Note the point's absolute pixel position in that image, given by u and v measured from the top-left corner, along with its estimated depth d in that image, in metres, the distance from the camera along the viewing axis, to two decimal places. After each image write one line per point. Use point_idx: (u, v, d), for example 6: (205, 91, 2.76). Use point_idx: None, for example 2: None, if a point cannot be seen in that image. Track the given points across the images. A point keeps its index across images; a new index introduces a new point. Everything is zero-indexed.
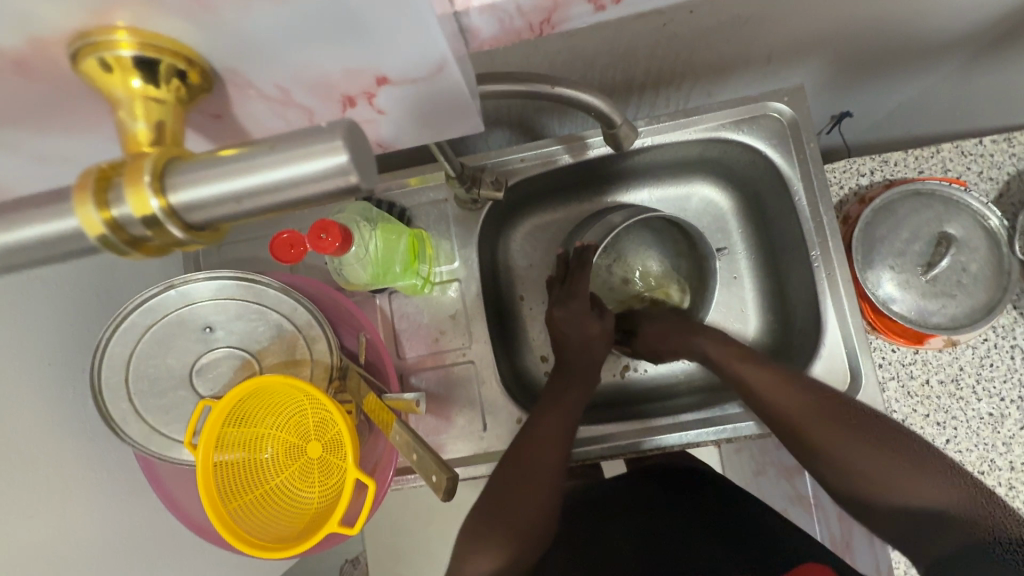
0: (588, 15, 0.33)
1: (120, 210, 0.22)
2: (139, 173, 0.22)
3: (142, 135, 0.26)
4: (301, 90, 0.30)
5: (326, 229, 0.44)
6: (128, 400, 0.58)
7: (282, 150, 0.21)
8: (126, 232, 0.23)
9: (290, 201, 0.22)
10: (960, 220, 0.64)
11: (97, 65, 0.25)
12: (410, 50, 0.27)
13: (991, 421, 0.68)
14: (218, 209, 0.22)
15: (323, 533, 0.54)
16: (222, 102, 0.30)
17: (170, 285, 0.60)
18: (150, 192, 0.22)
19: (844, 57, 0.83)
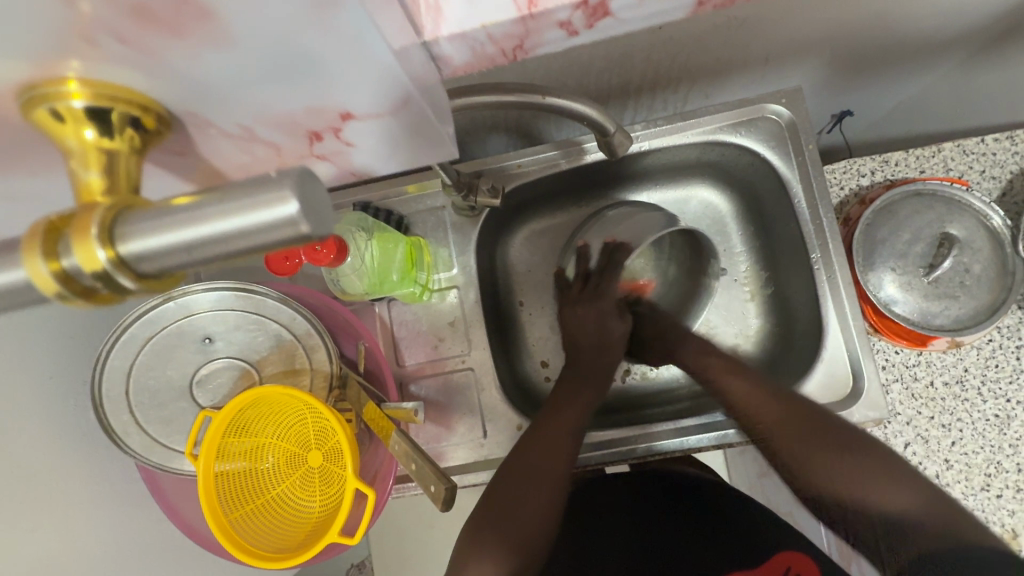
0: (559, 40, 0.34)
1: (69, 261, 0.21)
2: (87, 226, 0.21)
3: (95, 185, 0.24)
4: (264, 127, 0.29)
5: (322, 240, 0.44)
6: (128, 412, 0.58)
7: (228, 204, 0.20)
8: (78, 284, 0.22)
9: (239, 249, 0.21)
10: (962, 220, 0.63)
11: (48, 114, 0.24)
12: (368, 86, 0.26)
13: (997, 423, 0.67)
14: (166, 259, 0.21)
15: (323, 543, 0.54)
16: (185, 142, 0.29)
17: (169, 297, 0.60)
18: (98, 244, 0.21)
19: (842, 57, 0.82)
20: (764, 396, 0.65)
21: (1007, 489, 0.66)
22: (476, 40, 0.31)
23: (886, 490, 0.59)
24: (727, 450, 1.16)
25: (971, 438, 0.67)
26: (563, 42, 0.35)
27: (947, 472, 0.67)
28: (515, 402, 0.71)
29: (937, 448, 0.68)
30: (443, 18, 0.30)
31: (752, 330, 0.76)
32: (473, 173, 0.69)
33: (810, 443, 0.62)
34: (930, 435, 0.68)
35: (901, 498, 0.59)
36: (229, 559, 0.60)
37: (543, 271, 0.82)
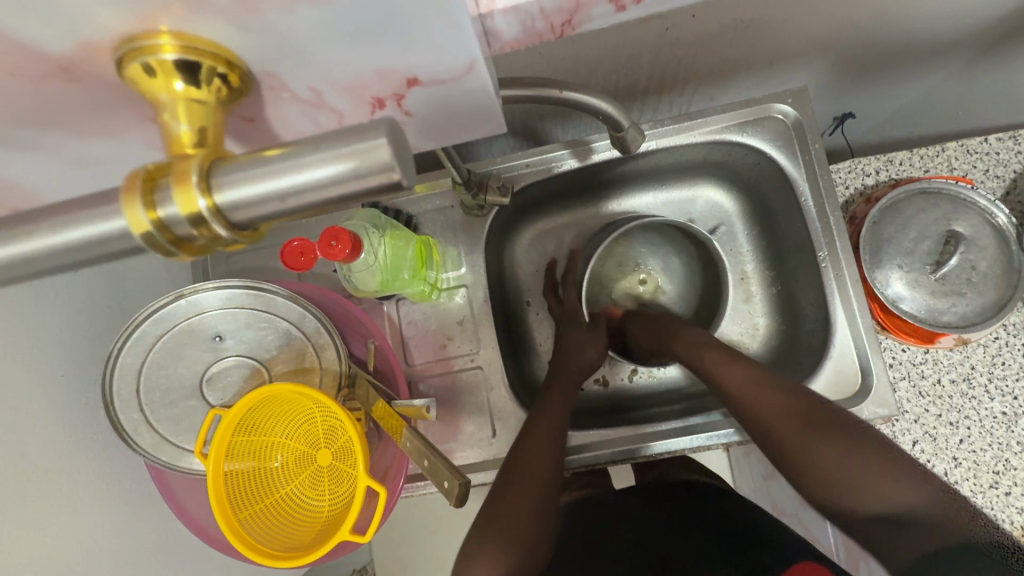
0: (608, 17, 0.34)
1: (166, 210, 0.23)
2: (186, 173, 0.23)
3: (186, 137, 0.27)
4: (332, 91, 0.30)
5: (337, 236, 0.45)
6: (139, 410, 0.58)
7: (325, 148, 0.22)
8: (171, 232, 0.23)
9: (326, 199, 0.23)
10: (967, 218, 0.64)
11: (142, 69, 0.26)
12: (443, 50, 0.27)
13: (1005, 420, 0.67)
14: (258, 207, 0.23)
15: (334, 541, 0.54)
16: (256, 106, 0.31)
17: (180, 294, 0.60)
18: (198, 192, 0.22)
19: (845, 58, 0.83)
20: (757, 383, 0.63)
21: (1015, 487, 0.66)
22: (528, 13, 0.31)
23: (876, 475, 0.52)
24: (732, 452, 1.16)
25: (979, 436, 0.67)
26: (610, 18, 0.34)
27: (956, 470, 0.68)
28: (523, 401, 0.71)
29: (946, 446, 0.68)
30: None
31: (757, 329, 0.77)
32: (482, 172, 0.69)
33: (791, 426, 0.58)
34: (938, 433, 0.68)
35: (893, 489, 0.51)
36: (237, 557, 0.60)
37: (550, 271, 0.82)
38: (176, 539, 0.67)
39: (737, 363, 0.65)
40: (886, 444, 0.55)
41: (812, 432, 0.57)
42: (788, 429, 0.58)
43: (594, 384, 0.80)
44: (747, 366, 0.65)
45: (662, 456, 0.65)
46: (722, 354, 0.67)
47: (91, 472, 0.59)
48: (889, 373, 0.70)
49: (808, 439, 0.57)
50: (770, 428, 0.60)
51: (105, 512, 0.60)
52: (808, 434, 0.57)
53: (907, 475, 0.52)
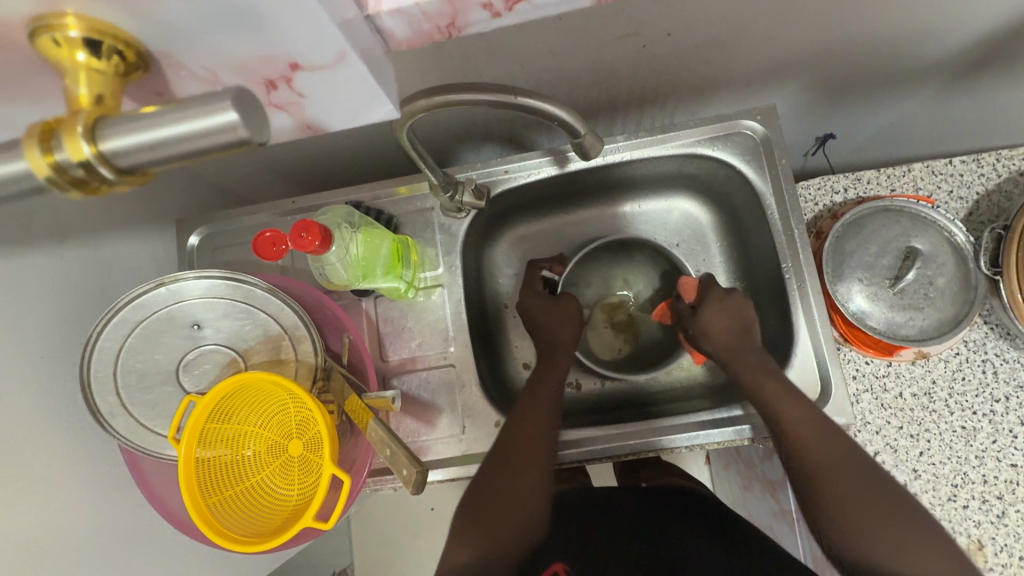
0: (488, 21, 0.38)
1: (61, 155, 0.27)
2: (74, 126, 0.27)
3: (83, 98, 0.29)
4: (228, 73, 0.33)
5: (307, 228, 0.47)
6: (115, 393, 0.60)
7: (183, 110, 0.26)
8: (69, 174, 0.28)
9: (190, 150, 0.27)
10: (926, 235, 0.66)
11: (49, 42, 0.28)
12: (312, 44, 0.30)
13: (964, 434, 0.69)
14: (139, 155, 0.28)
15: (298, 527, 0.56)
16: (161, 80, 0.34)
17: (161, 283, 0.62)
18: (84, 141, 0.27)
19: (820, 81, 0.87)
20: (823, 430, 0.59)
21: (973, 500, 0.68)
22: (412, 14, 0.35)
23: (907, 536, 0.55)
24: (713, 465, 1.17)
25: (938, 449, 0.69)
26: (490, 24, 0.38)
27: (915, 481, 0.69)
28: (495, 401, 0.72)
29: (906, 458, 0.69)
30: None
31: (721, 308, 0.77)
32: (461, 176, 0.71)
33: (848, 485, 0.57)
34: (899, 445, 0.70)
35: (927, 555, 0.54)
36: (201, 540, 0.61)
37: (528, 277, 0.84)
38: (148, 524, 0.69)
39: (798, 404, 0.60)
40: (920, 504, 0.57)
41: (861, 483, 0.57)
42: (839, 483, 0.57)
43: (567, 387, 0.81)
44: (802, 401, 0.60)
45: (626, 457, 0.65)
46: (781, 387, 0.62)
47: (66, 453, 0.60)
48: (852, 384, 0.71)
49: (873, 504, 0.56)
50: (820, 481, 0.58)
51: (80, 493, 0.61)
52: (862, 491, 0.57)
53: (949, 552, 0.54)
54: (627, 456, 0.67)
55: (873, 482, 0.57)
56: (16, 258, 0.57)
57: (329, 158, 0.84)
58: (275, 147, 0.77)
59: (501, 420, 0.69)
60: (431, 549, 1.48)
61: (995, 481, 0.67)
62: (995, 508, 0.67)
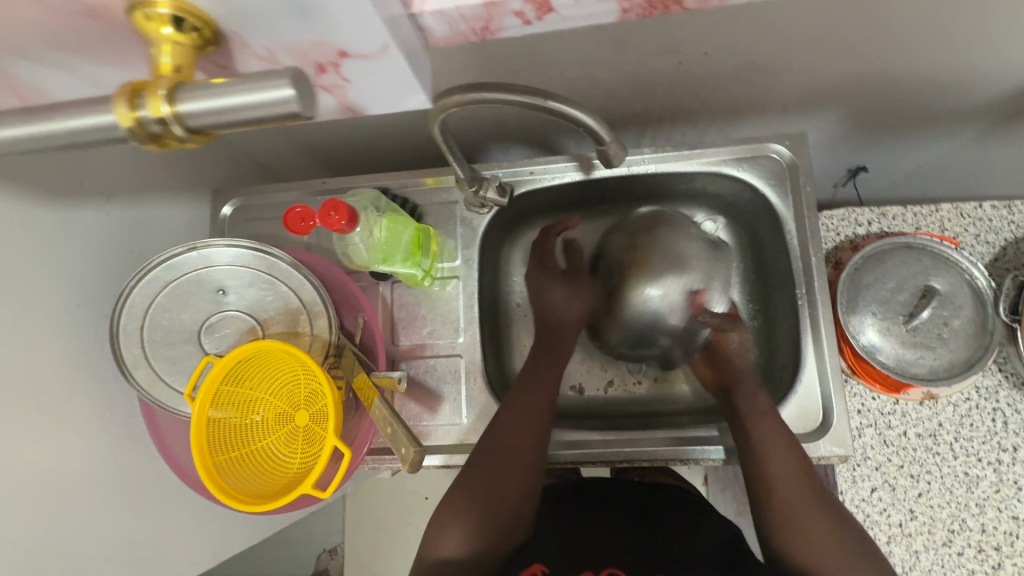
0: (520, 28, 0.39)
1: (142, 113, 0.30)
2: (157, 89, 0.30)
3: (166, 67, 0.32)
4: (285, 56, 0.35)
5: (336, 207, 0.49)
6: (139, 346, 0.63)
7: (246, 82, 0.28)
8: (147, 129, 0.31)
9: (244, 118, 0.30)
10: (946, 275, 0.65)
11: (142, 16, 0.31)
12: (359, 33, 0.32)
13: (966, 481, 0.68)
14: (206, 119, 0.30)
15: (297, 492, 0.58)
16: (228, 57, 0.36)
17: (194, 247, 0.65)
18: (164, 102, 0.30)
19: (855, 114, 0.86)
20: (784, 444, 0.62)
21: (968, 548, 0.67)
22: (451, 17, 0.37)
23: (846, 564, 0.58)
24: (709, 487, 1.16)
25: (938, 492, 0.68)
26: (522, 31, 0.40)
27: (910, 522, 0.68)
28: (498, 395, 0.74)
29: (903, 497, 0.69)
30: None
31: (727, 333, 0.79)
32: (488, 173, 0.73)
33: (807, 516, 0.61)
34: (898, 484, 0.69)
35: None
36: (205, 497, 0.63)
37: None
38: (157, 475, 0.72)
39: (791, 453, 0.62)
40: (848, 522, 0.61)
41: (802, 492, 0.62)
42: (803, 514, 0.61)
43: (569, 390, 0.82)
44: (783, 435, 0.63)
45: (618, 464, 0.65)
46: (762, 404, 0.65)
47: (89, 397, 0.63)
48: (855, 418, 0.71)
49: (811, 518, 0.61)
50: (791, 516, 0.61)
51: (99, 437, 0.64)
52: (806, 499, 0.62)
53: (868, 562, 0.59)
54: (621, 464, 0.67)
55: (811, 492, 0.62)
56: (64, 209, 0.61)
57: (363, 144, 0.87)
58: (312, 127, 0.80)
59: None
60: (421, 536, 1.50)
61: (993, 531, 0.67)
62: (991, 558, 0.66)
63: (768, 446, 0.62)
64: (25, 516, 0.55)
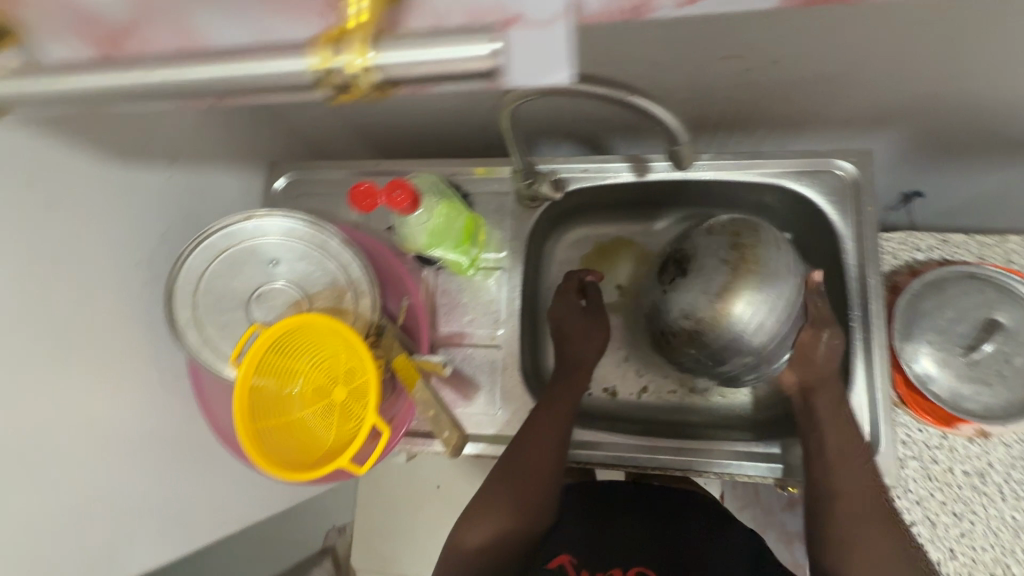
0: (672, 9, 0.33)
1: (339, 60, 0.29)
2: (359, 37, 0.29)
3: (350, 18, 0.30)
4: (457, 15, 0.32)
5: (400, 187, 0.49)
6: (192, 309, 0.64)
7: (433, 39, 0.28)
8: (337, 78, 0.30)
9: (445, 71, 0.29)
10: (1011, 309, 0.63)
11: None
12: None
13: (1012, 526, 0.66)
14: (403, 68, 0.29)
15: (334, 466, 0.59)
16: (401, 12, 0.33)
17: (250, 217, 0.66)
18: (365, 49, 0.29)
19: (921, 135, 0.84)
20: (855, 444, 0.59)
21: None
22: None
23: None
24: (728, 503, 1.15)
25: (982, 534, 0.66)
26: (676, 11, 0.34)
27: (949, 562, 0.66)
28: (532, 388, 0.74)
29: (944, 535, 0.67)
30: None
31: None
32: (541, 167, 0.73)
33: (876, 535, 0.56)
34: (939, 520, 0.67)
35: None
36: (243, 460, 0.65)
37: None
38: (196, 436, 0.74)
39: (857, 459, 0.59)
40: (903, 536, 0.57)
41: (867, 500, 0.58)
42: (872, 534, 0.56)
43: (602, 392, 0.81)
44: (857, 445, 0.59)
45: (651, 470, 0.67)
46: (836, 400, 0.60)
47: (142, 354, 0.65)
48: (899, 448, 0.69)
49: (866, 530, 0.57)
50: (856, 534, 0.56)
51: (148, 395, 0.66)
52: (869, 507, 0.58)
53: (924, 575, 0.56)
54: (652, 469, 0.68)
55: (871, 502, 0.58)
56: (130, 169, 0.62)
57: (416, 127, 0.88)
58: (369, 106, 0.81)
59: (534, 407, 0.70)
60: (430, 523, 1.51)
61: None
62: None
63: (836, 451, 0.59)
64: (76, 464, 0.57)
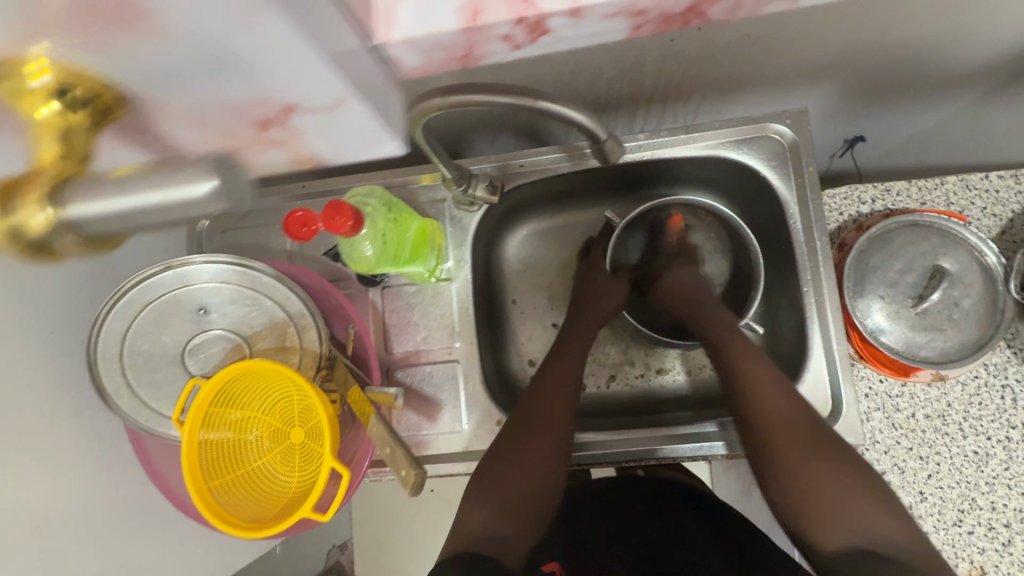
0: None
1: (13, 218, 0.29)
2: (32, 191, 0.29)
3: (49, 152, 0.31)
4: (173, 121, 0.36)
5: (340, 209, 0.46)
6: (122, 373, 0.60)
7: (164, 178, 0.28)
8: (26, 233, 0.30)
9: (144, 220, 0.30)
10: (955, 254, 0.63)
11: (14, 91, 0.30)
12: (313, 88, 0.35)
13: (976, 461, 0.68)
14: (104, 221, 0.30)
15: (294, 518, 0.56)
16: (143, 120, 0.35)
17: (168, 267, 0.61)
18: (42, 208, 0.29)
19: (855, 84, 0.83)
20: (776, 392, 0.61)
21: (979, 526, 0.67)
22: None
23: (867, 510, 0.55)
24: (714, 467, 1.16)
25: (948, 472, 0.68)
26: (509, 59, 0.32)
27: (921, 504, 0.68)
28: (499, 400, 0.72)
29: (913, 480, 0.69)
30: None
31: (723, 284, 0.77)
32: (475, 169, 0.70)
33: (808, 459, 0.58)
34: (907, 466, 0.69)
35: (887, 526, 0.54)
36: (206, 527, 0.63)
37: (537, 272, 0.83)
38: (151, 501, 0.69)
39: (780, 395, 0.61)
40: (848, 462, 0.57)
41: (803, 442, 0.58)
42: (826, 481, 0.57)
43: None
44: (783, 391, 0.62)
45: (626, 463, 0.66)
46: (749, 357, 0.65)
47: (75, 429, 0.60)
48: (864, 402, 0.70)
49: (809, 468, 0.57)
50: (806, 484, 0.57)
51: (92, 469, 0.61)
52: (808, 447, 0.58)
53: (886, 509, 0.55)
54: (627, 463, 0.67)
55: (812, 440, 0.58)
56: None
57: None
58: None
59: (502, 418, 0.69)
60: (428, 530, 1.50)
61: (1003, 508, 0.67)
62: (1000, 535, 0.67)
63: (768, 404, 0.61)
64: (16, 562, 0.52)
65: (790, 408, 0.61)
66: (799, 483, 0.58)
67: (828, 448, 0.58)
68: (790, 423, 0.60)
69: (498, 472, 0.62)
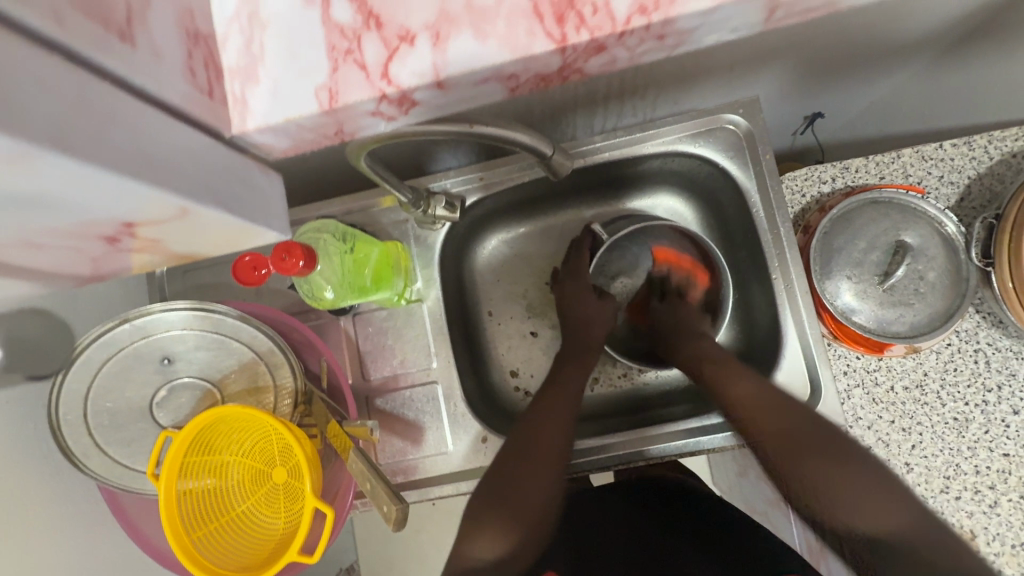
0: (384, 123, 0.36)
1: None
2: None
3: None
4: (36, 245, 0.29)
5: (290, 250, 0.46)
6: (88, 434, 0.58)
7: None
8: None
9: None
10: (916, 228, 0.64)
11: None
12: (143, 202, 0.27)
13: (956, 426, 0.68)
14: None
15: (282, 562, 0.55)
16: None
17: (125, 319, 0.59)
18: None
19: (806, 63, 0.83)
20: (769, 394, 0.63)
21: (966, 491, 0.68)
22: (285, 130, 0.33)
23: (885, 506, 0.58)
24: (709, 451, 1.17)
25: (931, 441, 0.69)
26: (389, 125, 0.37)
27: (907, 474, 0.69)
28: (483, 415, 0.71)
29: (897, 452, 0.69)
30: (249, 111, 0.32)
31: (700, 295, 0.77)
32: (435, 186, 0.70)
33: (818, 455, 0.61)
34: (891, 439, 0.70)
35: (894, 517, 0.57)
36: None
37: (510, 281, 0.82)
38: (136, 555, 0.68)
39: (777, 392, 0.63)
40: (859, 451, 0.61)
41: (805, 436, 0.61)
42: (829, 468, 0.60)
43: None
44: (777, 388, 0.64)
45: (614, 468, 0.65)
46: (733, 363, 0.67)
47: (44, 497, 0.59)
48: (843, 380, 0.70)
49: (815, 460, 0.61)
50: (806, 469, 0.61)
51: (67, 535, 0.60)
52: (814, 443, 0.61)
53: (899, 502, 0.58)
54: (617, 466, 0.66)
55: (819, 438, 0.61)
56: None
57: None
58: None
59: (487, 435, 0.67)
60: (433, 543, 1.50)
61: (986, 471, 0.68)
62: (987, 498, 0.67)
63: (758, 397, 0.63)
64: None
65: (787, 410, 0.62)
66: (804, 469, 0.62)
67: (829, 439, 0.61)
68: (794, 428, 0.62)
69: (504, 502, 0.64)
